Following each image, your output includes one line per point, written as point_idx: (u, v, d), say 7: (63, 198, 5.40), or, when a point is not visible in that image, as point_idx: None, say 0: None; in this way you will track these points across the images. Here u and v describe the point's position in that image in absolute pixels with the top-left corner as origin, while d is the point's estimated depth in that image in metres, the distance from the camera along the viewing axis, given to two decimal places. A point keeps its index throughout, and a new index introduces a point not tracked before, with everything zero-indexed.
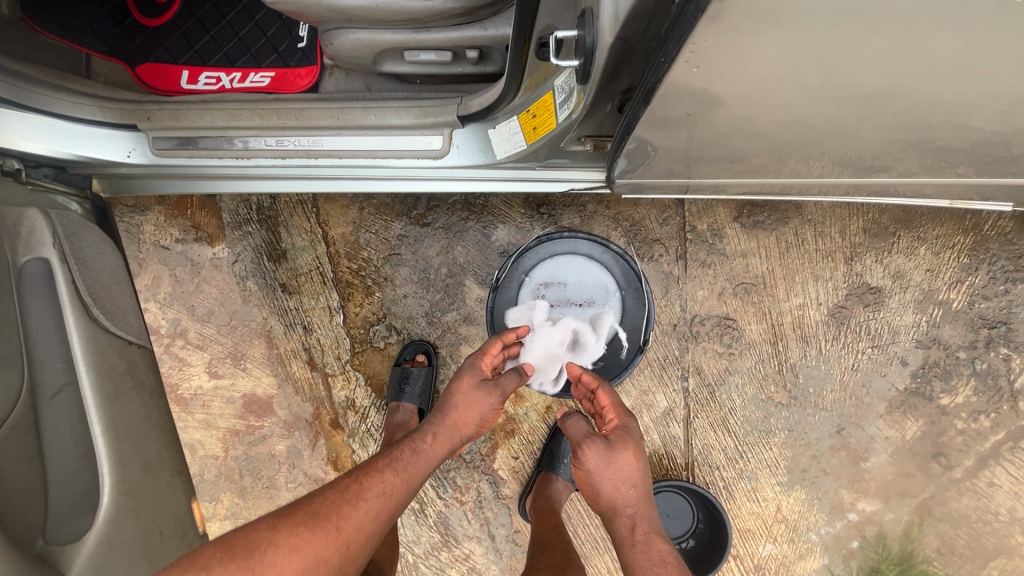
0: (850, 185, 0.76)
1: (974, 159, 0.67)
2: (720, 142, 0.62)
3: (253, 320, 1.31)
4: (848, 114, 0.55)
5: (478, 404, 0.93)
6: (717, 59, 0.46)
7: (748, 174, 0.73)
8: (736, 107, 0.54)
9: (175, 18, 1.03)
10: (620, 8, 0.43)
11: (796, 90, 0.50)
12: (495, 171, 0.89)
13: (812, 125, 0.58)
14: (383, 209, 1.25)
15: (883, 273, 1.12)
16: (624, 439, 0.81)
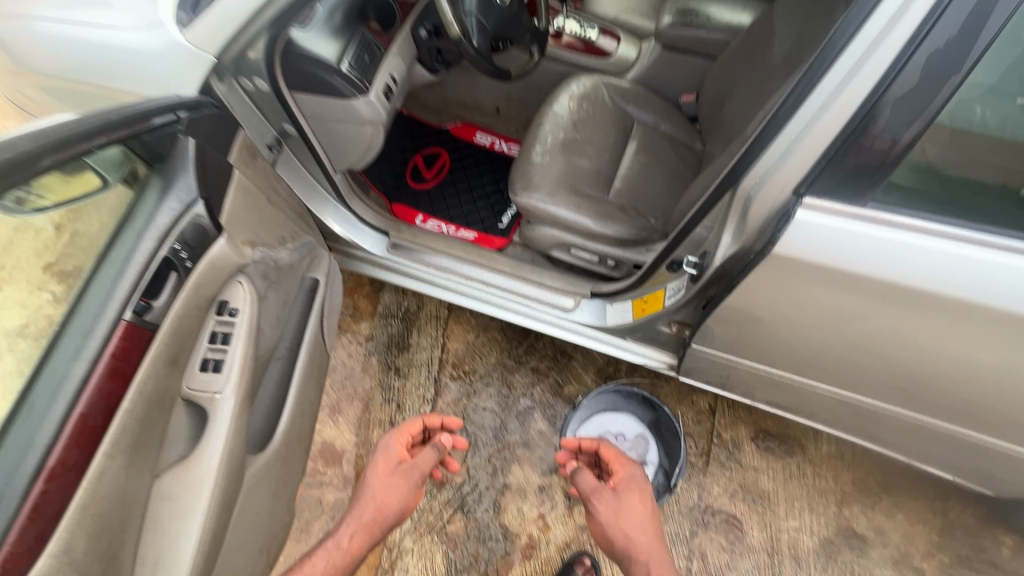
0: (837, 416, 1.13)
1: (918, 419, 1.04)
2: (760, 351, 1.03)
3: (361, 386, 1.65)
4: (844, 358, 0.93)
5: (395, 493, 1.09)
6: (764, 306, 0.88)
7: (776, 381, 1.11)
8: (772, 332, 0.94)
9: (429, 187, 1.67)
10: (723, 254, 0.84)
11: (814, 331, 0.89)
12: (598, 333, 1.33)
13: (822, 359, 0.96)
14: (493, 340, 1.68)
15: (867, 523, 1.36)
16: (626, 489, 1.07)
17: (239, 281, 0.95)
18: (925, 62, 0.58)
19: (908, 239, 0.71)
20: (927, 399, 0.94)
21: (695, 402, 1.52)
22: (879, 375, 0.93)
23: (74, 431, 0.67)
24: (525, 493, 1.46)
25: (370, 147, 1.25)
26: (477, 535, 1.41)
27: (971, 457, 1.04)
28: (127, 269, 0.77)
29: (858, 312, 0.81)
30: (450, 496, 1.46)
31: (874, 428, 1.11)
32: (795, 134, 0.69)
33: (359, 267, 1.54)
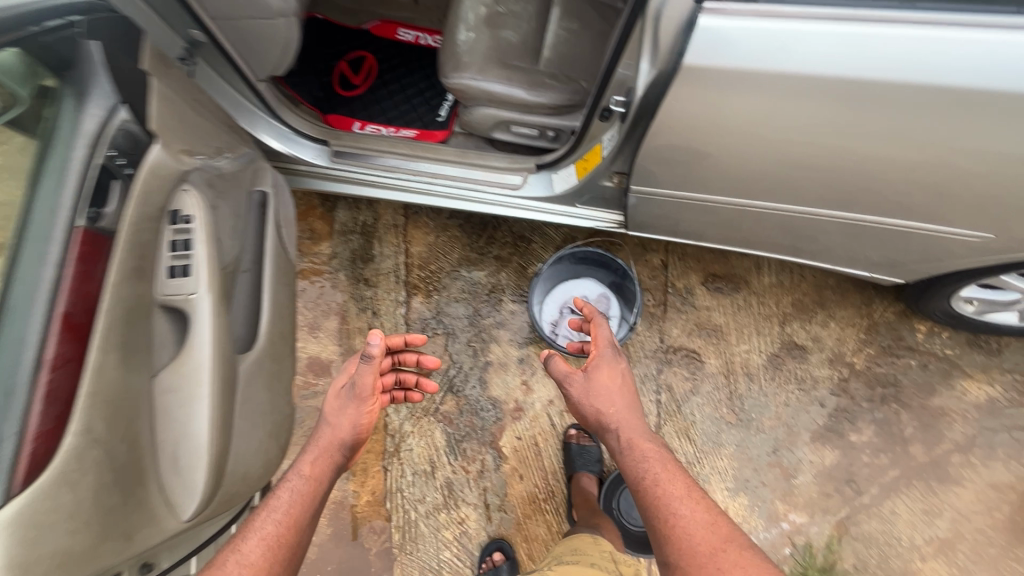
0: (775, 237, 1.26)
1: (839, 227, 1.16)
2: (697, 184, 1.12)
3: (335, 302, 1.70)
4: (767, 171, 1.02)
5: (341, 418, 1.07)
6: (691, 130, 0.96)
7: (719, 211, 1.20)
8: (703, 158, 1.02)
9: (360, 92, 1.63)
10: (643, 84, 0.90)
11: (745, 144, 0.97)
12: (549, 204, 1.39)
13: (749, 175, 1.05)
14: (454, 238, 1.73)
15: (806, 335, 1.55)
16: (597, 371, 1.13)
17: (185, 190, 0.95)
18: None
19: (799, 29, 0.79)
20: (841, 198, 1.05)
21: (649, 261, 1.64)
22: (802, 179, 1.02)
23: (61, 327, 0.71)
24: (507, 366, 1.59)
25: (288, 47, 1.22)
26: (470, 409, 1.54)
27: (888, 247, 1.17)
28: (67, 177, 0.77)
29: (772, 110, 0.88)
30: (438, 382, 1.58)
31: (807, 240, 1.23)
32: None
33: (308, 183, 1.53)
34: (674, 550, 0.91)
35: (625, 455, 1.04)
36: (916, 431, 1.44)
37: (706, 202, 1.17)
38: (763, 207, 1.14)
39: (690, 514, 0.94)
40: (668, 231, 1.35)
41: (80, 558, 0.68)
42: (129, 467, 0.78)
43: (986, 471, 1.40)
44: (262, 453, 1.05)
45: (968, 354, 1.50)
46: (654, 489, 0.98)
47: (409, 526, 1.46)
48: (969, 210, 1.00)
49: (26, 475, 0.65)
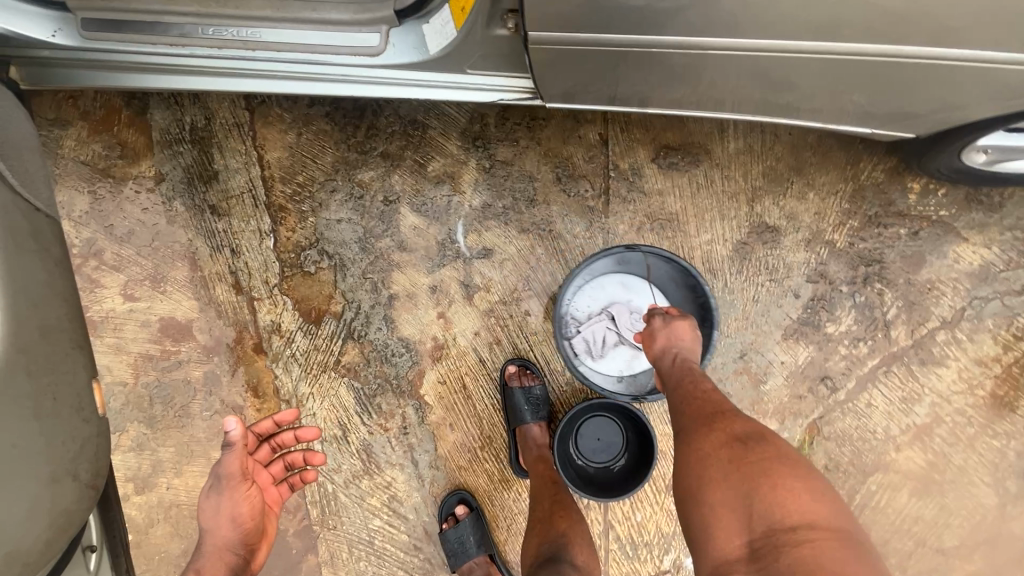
0: (756, 101, 0.93)
1: (851, 68, 0.82)
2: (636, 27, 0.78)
3: (177, 242, 1.27)
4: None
5: (221, 521, 0.89)
6: None
7: (677, 44, 0.80)
8: None
9: None
10: None
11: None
12: (427, 74, 0.95)
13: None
14: (321, 135, 1.27)
15: (779, 214, 1.25)
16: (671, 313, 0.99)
17: None
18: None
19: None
20: (835, 21, 0.74)
21: (582, 141, 1.26)
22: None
23: None
24: (417, 298, 1.25)
25: None
26: (378, 357, 1.25)
27: (882, 88, 0.87)
28: None
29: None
30: (334, 329, 1.25)
31: (790, 88, 0.89)
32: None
33: (82, 75, 1.05)
34: (684, 421, 0.83)
35: (665, 364, 0.93)
36: (900, 312, 1.24)
37: (647, 28, 0.78)
38: (723, 33, 0.77)
39: (715, 401, 0.83)
40: (610, 103, 0.99)
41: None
42: None
43: (973, 346, 1.23)
44: (52, 500, 0.74)
45: (965, 213, 1.25)
46: (682, 384, 0.88)
47: (326, 500, 1.24)
48: (1000, 10, 0.71)
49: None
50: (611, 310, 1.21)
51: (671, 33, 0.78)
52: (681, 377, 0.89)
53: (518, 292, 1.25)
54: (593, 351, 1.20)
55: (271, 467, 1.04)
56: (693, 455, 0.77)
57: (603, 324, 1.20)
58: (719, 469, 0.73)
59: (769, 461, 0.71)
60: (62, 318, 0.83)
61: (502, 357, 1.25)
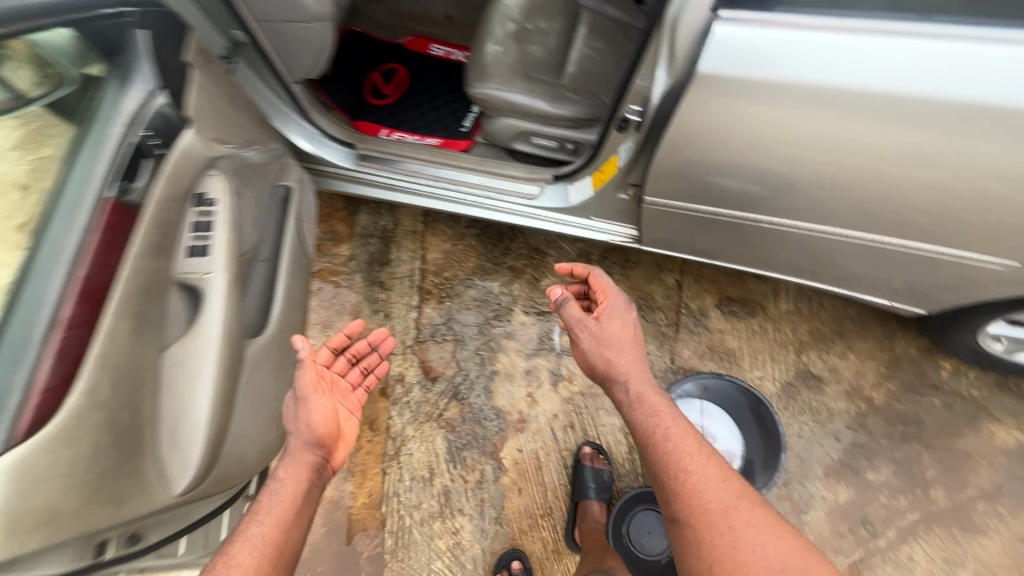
0: (797, 267, 1.29)
1: (874, 256, 1.14)
2: (717, 210, 1.16)
3: (349, 302, 1.73)
4: (778, 201, 1.08)
5: (300, 426, 0.98)
6: (709, 156, 1.00)
7: (742, 224, 1.19)
8: (713, 186, 1.09)
9: (406, 110, 1.65)
10: (659, 91, 0.93)
11: (765, 145, 0.95)
12: (563, 216, 1.39)
13: (761, 185, 1.05)
14: (470, 246, 1.75)
15: (822, 366, 1.50)
16: (609, 319, 1.04)
17: (210, 174, 1.00)
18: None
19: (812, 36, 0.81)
20: (862, 222, 1.06)
21: (662, 282, 1.64)
22: (816, 192, 1.02)
23: (81, 291, 0.74)
24: (513, 376, 1.57)
25: (324, 46, 1.26)
26: (472, 417, 1.53)
27: (900, 272, 1.18)
28: (103, 152, 0.83)
29: (790, 117, 0.89)
30: (444, 388, 1.57)
31: (825, 261, 1.22)
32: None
33: (328, 184, 1.57)
34: (682, 505, 0.87)
35: (634, 408, 0.98)
36: (938, 474, 1.37)
37: (721, 213, 1.17)
38: (773, 221, 1.14)
39: (701, 474, 0.88)
40: (690, 254, 1.38)
41: (65, 517, 0.70)
42: (130, 434, 0.81)
43: (1015, 522, 1.31)
44: (262, 438, 1.08)
45: (996, 397, 1.43)
46: (662, 446, 0.92)
47: (401, 532, 1.44)
48: (985, 237, 1.00)
49: (26, 427, 0.66)
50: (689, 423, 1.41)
51: (739, 216, 1.16)
52: (642, 428, 0.96)
53: (595, 388, 1.54)
54: None
55: (348, 376, 1.21)
56: (704, 550, 0.82)
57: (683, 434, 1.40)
58: (747, 574, 0.78)
59: (782, 555, 0.79)
60: (295, 322, 1.24)
61: (573, 438, 1.49)
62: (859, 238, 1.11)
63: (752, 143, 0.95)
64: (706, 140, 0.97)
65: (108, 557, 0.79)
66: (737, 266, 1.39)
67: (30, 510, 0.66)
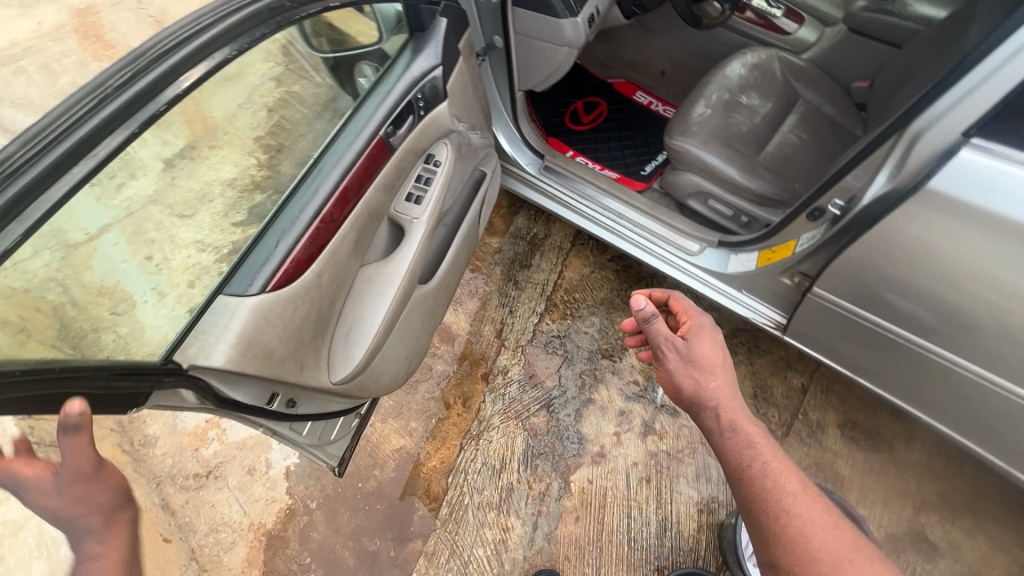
0: (947, 414, 1.21)
1: None
2: (882, 324, 1.13)
3: (481, 286, 1.84)
4: (958, 336, 1.03)
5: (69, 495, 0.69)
6: (895, 268, 1.00)
7: (904, 349, 1.14)
8: (887, 300, 1.07)
9: (596, 141, 1.79)
10: (869, 194, 0.95)
11: (964, 278, 0.93)
12: (715, 280, 1.42)
13: (945, 316, 1.01)
14: (607, 278, 1.83)
15: (941, 534, 1.35)
16: (696, 339, 1.03)
17: (443, 142, 1.22)
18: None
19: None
20: None
21: (786, 381, 1.58)
22: (1007, 341, 0.96)
23: (338, 199, 0.99)
24: (607, 411, 1.60)
25: (558, 69, 1.45)
26: (556, 433, 1.58)
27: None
28: (386, 99, 1.08)
29: (1004, 258, 0.86)
30: (538, 395, 1.65)
31: (989, 417, 1.13)
32: (981, 73, 0.77)
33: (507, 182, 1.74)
34: (787, 553, 0.81)
35: (726, 438, 0.94)
36: None
37: (886, 330, 1.14)
38: (942, 357, 1.09)
39: (807, 517, 0.83)
40: (833, 362, 1.34)
41: (273, 360, 0.92)
42: (323, 318, 1.03)
43: None
44: (394, 368, 1.26)
45: None
46: (762, 481, 0.87)
47: (457, 507, 1.51)
48: None
49: (277, 284, 0.92)
50: None
51: (906, 340, 1.12)
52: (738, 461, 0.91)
53: (682, 454, 1.52)
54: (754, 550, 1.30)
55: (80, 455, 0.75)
56: None
57: None
58: None
59: None
60: (450, 283, 1.41)
61: (645, 493, 1.48)
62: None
63: (949, 270, 0.93)
64: (899, 252, 0.97)
65: (274, 407, 1.00)
66: (879, 392, 1.32)
67: (259, 344, 0.90)
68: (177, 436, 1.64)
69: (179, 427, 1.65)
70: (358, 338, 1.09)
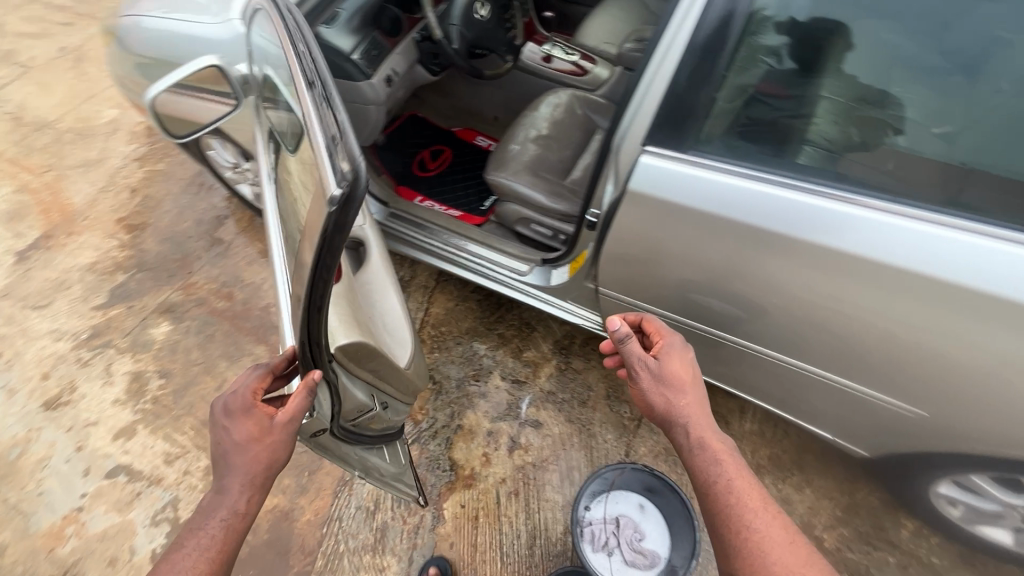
0: (749, 387, 1.34)
1: (806, 384, 1.18)
2: (667, 312, 1.26)
3: None
4: (715, 311, 1.17)
5: (248, 446, 0.85)
6: (646, 257, 1.15)
7: (692, 333, 1.27)
8: (659, 287, 1.21)
9: (441, 184, 1.93)
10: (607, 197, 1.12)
11: (693, 257, 1.08)
12: (544, 294, 1.55)
13: (700, 293, 1.15)
14: (470, 309, 1.93)
15: (775, 494, 1.49)
16: (667, 357, 1.03)
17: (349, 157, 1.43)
18: (698, 39, 0.94)
19: (723, 179, 0.98)
20: (791, 348, 1.12)
21: None
22: (747, 309, 1.11)
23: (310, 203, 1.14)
24: (476, 435, 1.67)
25: (377, 127, 1.60)
26: (428, 463, 1.62)
27: (841, 407, 1.18)
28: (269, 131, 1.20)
29: (708, 235, 1.03)
30: (410, 429, 1.69)
31: (773, 381, 1.25)
32: (641, 92, 1.01)
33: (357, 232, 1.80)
34: (743, 565, 0.80)
35: (695, 454, 0.93)
36: None
37: (671, 318, 1.27)
38: (718, 333, 1.22)
39: (767, 531, 0.82)
40: None
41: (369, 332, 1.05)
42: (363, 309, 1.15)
43: None
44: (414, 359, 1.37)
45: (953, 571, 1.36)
46: (725, 497, 0.87)
47: (332, 556, 1.50)
48: (897, 380, 1.03)
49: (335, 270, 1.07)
50: (622, 519, 1.41)
51: (688, 323, 1.25)
52: (706, 478, 0.90)
53: (546, 462, 1.60)
54: (594, 543, 1.37)
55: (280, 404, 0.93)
56: None
57: (609, 525, 1.40)
58: None
59: None
60: None
61: (514, 507, 1.54)
62: (797, 367, 1.15)
63: (680, 252, 1.09)
64: (641, 242, 1.12)
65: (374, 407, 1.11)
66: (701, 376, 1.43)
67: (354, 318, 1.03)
68: (30, 539, 1.59)
69: (31, 529, 1.60)
70: (400, 332, 1.19)
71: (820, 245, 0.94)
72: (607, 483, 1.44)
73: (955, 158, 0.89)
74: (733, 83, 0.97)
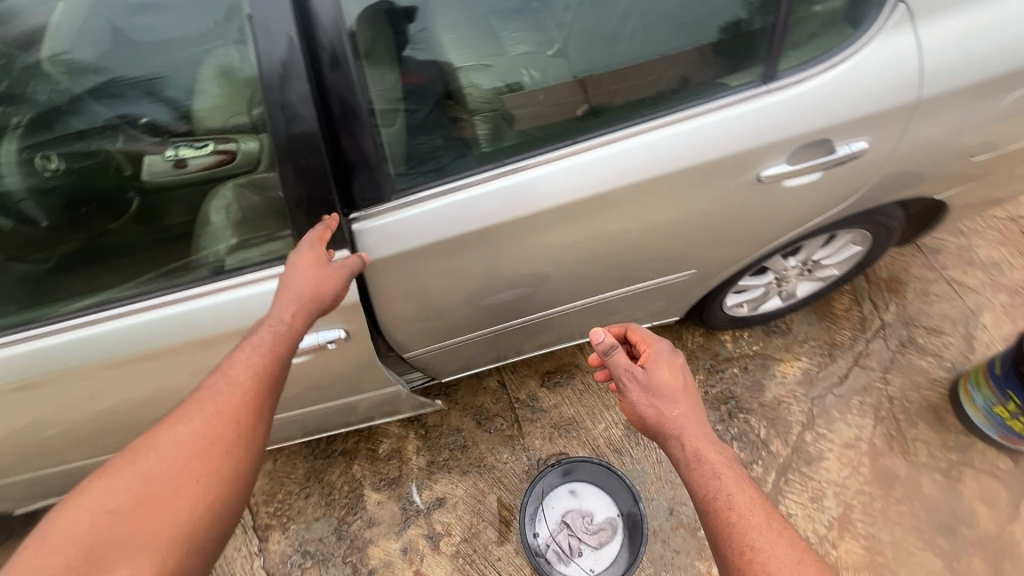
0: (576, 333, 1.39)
1: (611, 301, 1.28)
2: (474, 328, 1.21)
3: None
4: (510, 300, 1.16)
5: (296, 279, 0.85)
6: (419, 301, 1.07)
7: (505, 329, 1.25)
8: (450, 315, 1.14)
9: None
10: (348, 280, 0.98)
11: (458, 273, 1.04)
12: None
13: (487, 295, 1.12)
14: (293, 454, 1.62)
15: None
16: (654, 366, 0.92)
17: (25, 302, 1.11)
18: (318, 99, 0.84)
19: (442, 202, 0.94)
20: (582, 286, 1.19)
21: (486, 390, 1.67)
22: (530, 283, 1.12)
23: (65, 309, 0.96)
24: (395, 565, 1.46)
25: None
26: None
27: (644, 299, 1.31)
28: None
29: (456, 250, 0.99)
30: None
31: (589, 316, 1.32)
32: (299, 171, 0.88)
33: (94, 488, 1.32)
34: None
35: (689, 468, 0.80)
36: (768, 429, 1.56)
37: (480, 330, 1.23)
38: (524, 314, 1.22)
39: (772, 549, 0.69)
40: (494, 361, 1.41)
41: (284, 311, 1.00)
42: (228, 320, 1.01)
43: (835, 435, 1.54)
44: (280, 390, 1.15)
45: (770, 342, 1.68)
46: (724, 513, 0.73)
47: None
48: (662, 257, 1.17)
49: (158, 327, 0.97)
50: (567, 516, 1.46)
51: (496, 324, 1.22)
52: (704, 493, 0.77)
53: (475, 527, 1.48)
54: (564, 555, 1.41)
55: None
56: None
57: (562, 530, 1.44)
58: None
59: None
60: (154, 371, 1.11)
61: None
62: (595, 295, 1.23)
63: (443, 278, 1.03)
64: (405, 293, 1.03)
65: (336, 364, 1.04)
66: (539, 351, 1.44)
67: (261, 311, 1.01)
68: None
69: None
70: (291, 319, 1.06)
71: (553, 207, 0.98)
72: (536, 499, 1.48)
73: (580, 71, 0.95)
74: (380, 107, 0.88)
